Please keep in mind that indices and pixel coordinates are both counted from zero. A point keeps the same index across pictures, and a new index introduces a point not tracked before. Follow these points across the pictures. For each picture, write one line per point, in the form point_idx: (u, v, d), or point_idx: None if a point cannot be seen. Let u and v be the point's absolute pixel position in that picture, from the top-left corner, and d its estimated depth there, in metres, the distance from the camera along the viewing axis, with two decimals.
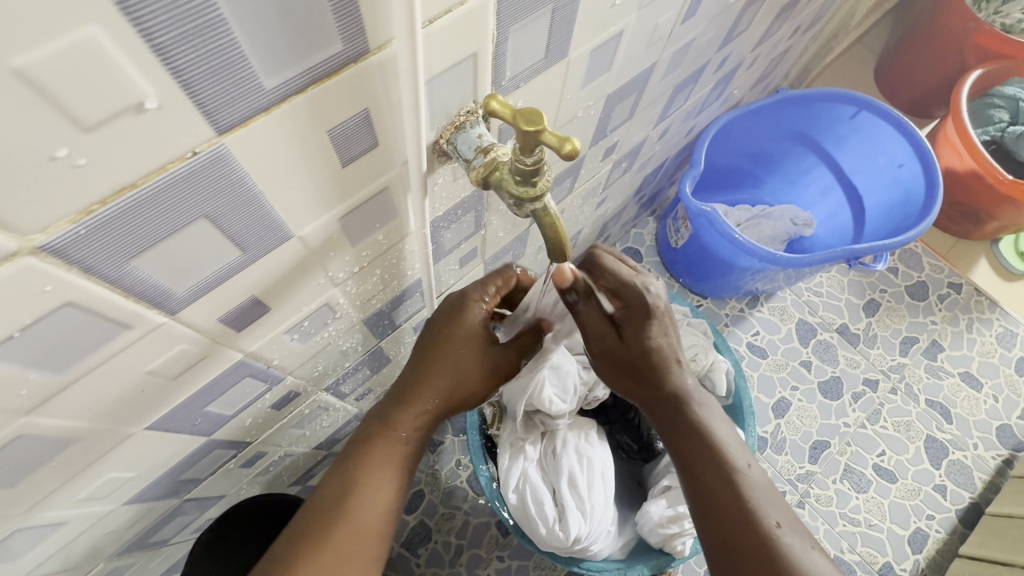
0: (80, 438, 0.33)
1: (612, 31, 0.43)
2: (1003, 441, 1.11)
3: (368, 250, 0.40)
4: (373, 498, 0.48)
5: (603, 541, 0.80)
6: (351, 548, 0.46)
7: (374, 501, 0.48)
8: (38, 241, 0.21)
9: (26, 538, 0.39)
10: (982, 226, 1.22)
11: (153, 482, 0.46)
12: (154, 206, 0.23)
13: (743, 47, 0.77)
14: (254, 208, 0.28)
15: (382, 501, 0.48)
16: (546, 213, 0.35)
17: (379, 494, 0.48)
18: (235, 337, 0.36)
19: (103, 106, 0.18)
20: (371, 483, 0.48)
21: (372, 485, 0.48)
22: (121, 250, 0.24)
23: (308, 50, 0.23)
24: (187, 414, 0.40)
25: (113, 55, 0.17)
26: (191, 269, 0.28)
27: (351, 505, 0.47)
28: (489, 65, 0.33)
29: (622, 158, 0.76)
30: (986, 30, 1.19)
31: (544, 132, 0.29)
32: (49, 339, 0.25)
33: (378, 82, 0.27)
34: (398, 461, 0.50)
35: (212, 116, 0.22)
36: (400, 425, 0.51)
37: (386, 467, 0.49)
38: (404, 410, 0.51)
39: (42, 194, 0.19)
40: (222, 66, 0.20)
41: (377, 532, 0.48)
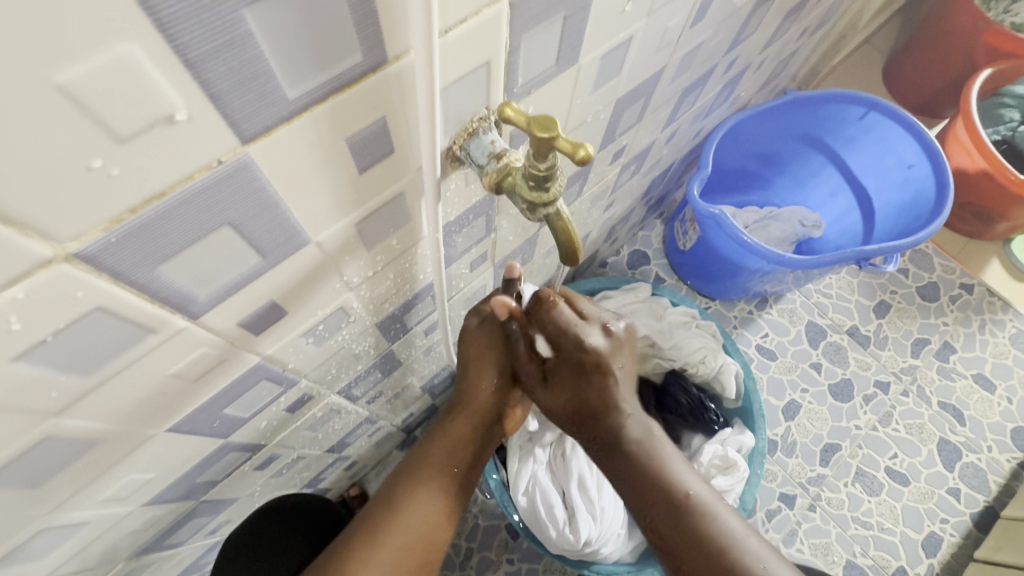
0: (104, 440, 0.34)
1: (621, 37, 0.43)
2: (1017, 444, 1.09)
3: (382, 254, 0.41)
4: (431, 505, 0.55)
5: (614, 544, 0.80)
6: (405, 545, 0.52)
7: (425, 506, 0.54)
8: (72, 248, 0.21)
9: (49, 538, 0.39)
10: (994, 226, 1.22)
11: (171, 484, 0.47)
12: (182, 214, 0.24)
13: (750, 50, 0.77)
14: (274, 214, 0.28)
15: (437, 508, 0.55)
16: (558, 218, 0.36)
17: (430, 499, 0.55)
18: (253, 340, 0.37)
19: (136, 118, 0.19)
20: (424, 486, 0.55)
21: (429, 494, 0.55)
22: (149, 256, 0.24)
23: (329, 61, 0.23)
24: (205, 416, 0.41)
25: (147, 69, 0.18)
26: (213, 274, 0.28)
27: (409, 513, 0.53)
28: (501, 72, 0.34)
29: (630, 161, 0.76)
30: (996, 29, 1.19)
31: (558, 138, 0.30)
32: (77, 343, 0.26)
33: (396, 90, 0.28)
34: (447, 470, 0.57)
35: (238, 127, 0.22)
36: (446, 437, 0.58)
37: (436, 474, 0.56)
38: (453, 422, 0.59)
39: (77, 203, 0.20)
40: (249, 78, 0.21)
41: (427, 534, 0.54)
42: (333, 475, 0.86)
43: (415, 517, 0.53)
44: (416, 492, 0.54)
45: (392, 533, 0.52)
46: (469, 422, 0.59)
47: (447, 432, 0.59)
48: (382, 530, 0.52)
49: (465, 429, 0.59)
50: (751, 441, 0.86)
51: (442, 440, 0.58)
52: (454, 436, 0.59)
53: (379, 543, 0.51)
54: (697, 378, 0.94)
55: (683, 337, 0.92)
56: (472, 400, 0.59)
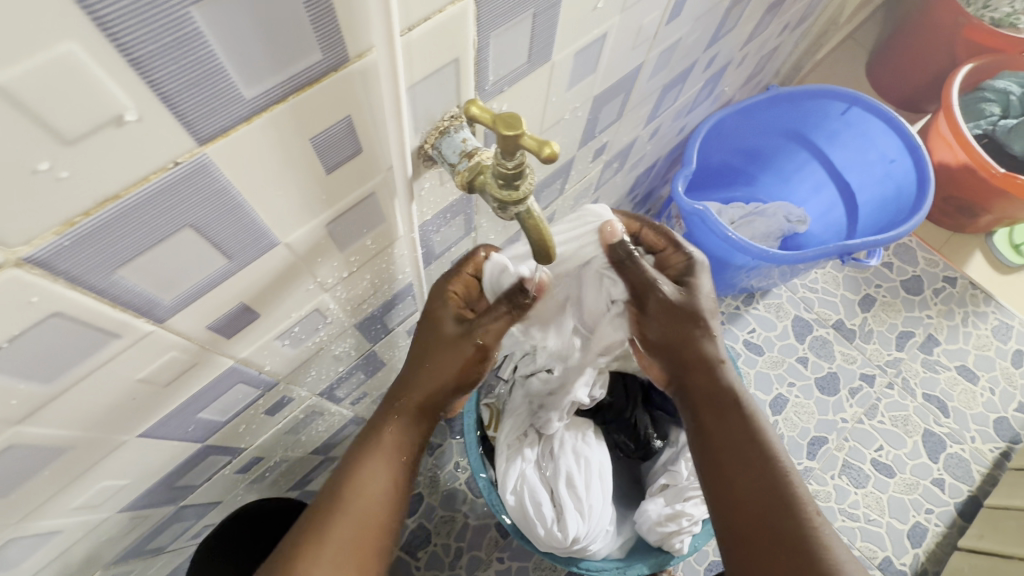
0: (72, 446, 0.34)
1: (596, 34, 0.43)
2: (1000, 433, 1.11)
3: (357, 254, 0.41)
4: (381, 491, 0.49)
5: (602, 541, 0.80)
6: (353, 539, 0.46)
7: (375, 493, 0.48)
8: (22, 253, 0.21)
9: (22, 546, 0.39)
10: (976, 220, 1.23)
11: (149, 490, 0.47)
12: (138, 217, 0.23)
13: (731, 45, 0.77)
14: (238, 216, 0.28)
15: (386, 492, 0.49)
16: (529, 216, 0.35)
17: (380, 485, 0.49)
18: (225, 343, 0.37)
19: (83, 120, 0.19)
20: (371, 475, 0.49)
21: (377, 478, 0.49)
22: (106, 260, 0.24)
23: (288, 60, 0.23)
24: (180, 420, 0.40)
25: (91, 70, 0.18)
26: (177, 278, 0.28)
27: (358, 499, 0.48)
28: (471, 69, 0.33)
29: (613, 158, 0.76)
30: (976, 25, 1.20)
31: (523, 136, 0.29)
32: (36, 350, 0.25)
33: (360, 90, 0.28)
34: (397, 456, 0.51)
35: (193, 127, 0.22)
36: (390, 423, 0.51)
37: (385, 461, 0.50)
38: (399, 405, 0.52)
39: (25, 207, 0.20)
40: (201, 77, 0.21)
41: (379, 524, 0.48)
42: (320, 477, 0.86)
43: (362, 503, 0.48)
44: (363, 477, 0.48)
45: (337, 523, 0.46)
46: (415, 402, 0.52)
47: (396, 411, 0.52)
48: (325, 521, 0.46)
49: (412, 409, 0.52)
50: None
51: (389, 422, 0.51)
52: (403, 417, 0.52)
53: (323, 534, 0.46)
54: None
55: None
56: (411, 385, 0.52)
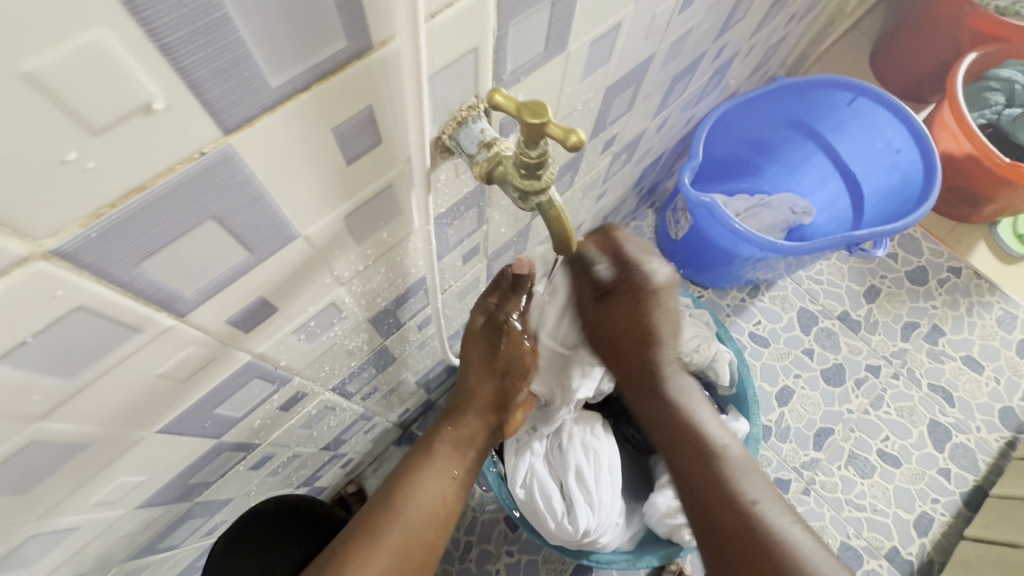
0: (91, 443, 0.33)
1: (611, 23, 0.43)
2: (1006, 423, 1.11)
3: (373, 248, 0.40)
4: (433, 504, 0.54)
5: (612, 533, 0.80)
6: (403, 545, 0.51)
7: (426, 505, 0.54)
8: (49, 245, 0.21)
9: (41, 543, 0.39)
10: (980, 210, 1.23)
11: (165, 486, 0.46)
12: (163, 209, 0.23)
13: (739, 35, 0.77)
14: (260, 208, 0.28)
15: (436, 508, 0.54)
16: (550, 207, 0.35)
17: (430, 496, 0.54)
18: (243, 338, 0.36)
19: (111, 108, 0.18)
20: (425, 485, 0.55)
21: (430, 491, 0.55)
22: (130, 253, 0.24)
23: (313, 48, 0.23)
24: (197, 416, 0.40)
25: (120, 56, 0.17)
26: (199, 271, 0.28)
27: (411, 507, 0.53)
28: (489, 59, 0.33)
29: (621, 151, 0.76)
30: (982, 13, 1.21)
31: (549, 124, 0.29)
32: (58, 344, 0.25)
33: (382, 78, 0.27)
34: (449, 471, 0.57)
35: (219, 117, 0.22)
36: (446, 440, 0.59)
37: (438, 474, 0.56)
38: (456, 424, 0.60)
39: (52, 198, 0.19)
40: (229, 65, 0.20)
41: (425, 534, 0.53)
42: (330, 473, 0.86)
43: (414, 513, 0.53)
44: (417, 489, 0.54)
45: (392, 526, 0.51)
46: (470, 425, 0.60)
47: (449, 434, 0.59)
48: (381, 524, 0.51)
49: (466, 432, 0.60)
50: (745, 427, 0.86)
51: (443, 443, 0.58)
52: (456, 436, 0.59)
53: (379, 535, 0.50)
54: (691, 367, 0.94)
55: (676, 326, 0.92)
56: (473, 403, 0.60)
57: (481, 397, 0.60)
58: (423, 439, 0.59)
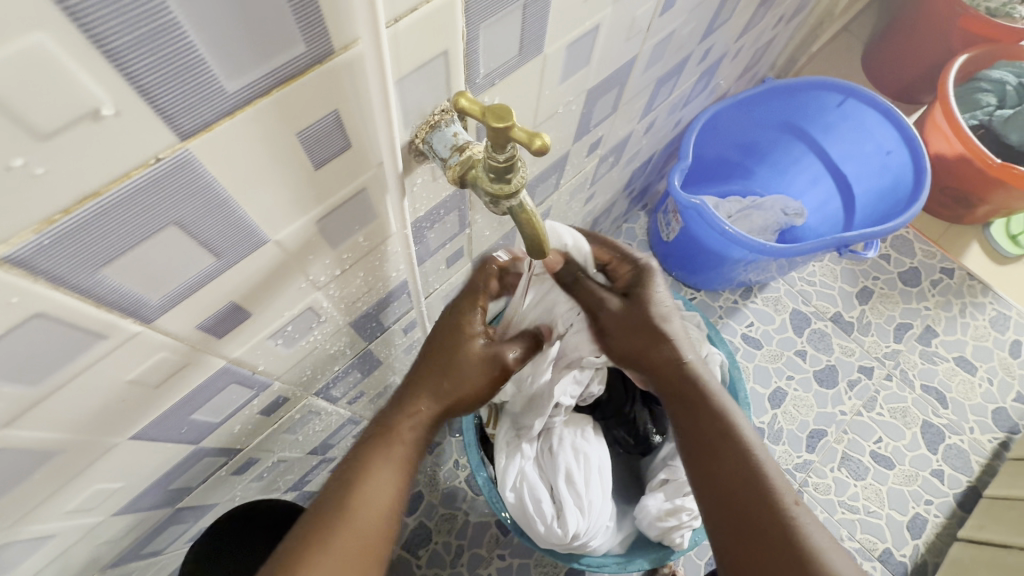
0: (61, 450, 0.33)
1: (588, 26, 0.43)
2: (999, 424, 1.11)
3: (349, 252, 0.40)
4: (390, 498, 0.48)
5: (602, 537, 0.80)
6: (358, 546, 0.46)
7: (382, 500, 0.48)
8: (1, 252, 0.20)
9: (15, 551, 0.38)
10: (972, 210, 1.23)
11: (144, 492, 0.46)
12: (120, 215, 0.23)
13: (726, 37, 0.77)
14: (225, 212, 0.27)
15: (392, 503, 0.48)
16: (522, 211, 0.35)
17: (387, 491, 0.48)
18: (217, 344, 0.36)
19: (57, 115, 0.18)
20: (379, 479, 0.48)
21: (386, 485, 0.48)
22: (89, 259, 0.24)
23: (271, 52, 0.23)
24: (173, 422, 0.40)
25: (63, 61, 0.17)
26: (164, 276, 0.28)
27: (365, 506, 0.47)
28: (461, 63, 0.33)
29: (608, 153, 0.76)
30: (972, 14, 1.20)
31: (514, 128, 0.29)
32: (19, 352, 0.25)
33: (347, 82, 0.27)
34: (406, 463, 0.51)
35: (175, 122, 0.22)
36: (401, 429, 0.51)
37: (394, 466, 0.49)
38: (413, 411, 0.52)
39: (0, 205, 0.19)
40: (182, 70, 0.20)
41: (382, 532, 0.47)
42: (319, 477, 0.85)
43: (370, 510, 0.47)
44: (370, 484, 0.48)
45: (345, 530, 0.45)
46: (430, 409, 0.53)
47: (405, 421, 0.52)
48: (332, 526, 0.45)
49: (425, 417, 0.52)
50: None
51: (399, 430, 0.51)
52: (414, 423, 0.52)
53: (331, 540, 0.45)
54: None
55: None
56: (437, 386, 0.53)
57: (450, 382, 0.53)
58: (375, 427, 0.51)
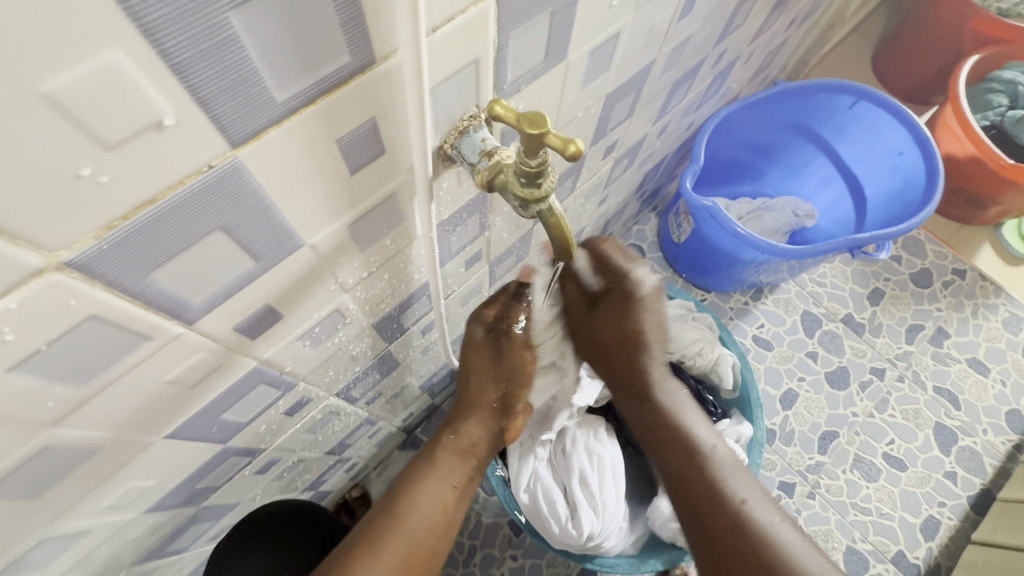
0: (101, 448, 0.34)
1: (610, 32, 0.43)
2: (1012, 426, 1.11)
3: (376, 255, 0.41)
4: (434, 511, 0.55)
5: (616, 538, 0.80)
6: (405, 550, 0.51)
7: (428, 512, 0.54)
8: (63, 257, 0.21)
9: (52, 547, 0.39)
10: (985, 211, 1.22)
11: (172, 491, 0.47)
12: (172, 221, 0.24)
13: (740, 41, 0.77)
14: (266, 218, 0.28)
15: (438, 516, 0.55)
16: (550, 214, 0.36)
17: (431, 504, 0.55)
18: (249, 345, 0.37)
19: (123, 126, 0.19)
20: (425, 491, 0.55)
21: (432, 499, 0.55)
22: (141, 264, 0.24)
23: (318, 63, 0.23)
24: (204, 422, 0.41)
25: (132, 76, 0.18)
26: (207, 279, 0.28)
27: (413, 514, 0.53)
28: (490, 70, 0.34)
29: (622, 156, 0.76)
30: (983, 15, 1.20)
31: (547, 134, 0.30)
32: (71, 353, 0.26)
33: (384, 91, 0.28)
34: (449, 480, 0.57)
35: (228, 131, 0.22)
36: (447, 448, 0.59)
37: (439, 481, 0.56)
38: (457, 432, 0.60)
39: (67, 212, 0.20)
40: (238, 82, 0.21)
41: (426, 540, 0.53)
42: (335, 477, 0.86)
43: (416, 518, 0.53)
44: (418, 496, 0.55)
45: (396, 533, 0.52)
46: (470, 435, 0.60)
47: (450, 444, 0.59)
48: (384, 528, 0.52)
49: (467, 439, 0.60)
50: (749, 431, 0.87)
51: (444, 452, 0.59)
52: (458, 445, 0.60)
53: (380, 539, 0.51)
54: (694, 371, 0.94)
55: (679, 329, 0.92)
56: (473, 414, 0.61)
57: (482, 408, 0.60)
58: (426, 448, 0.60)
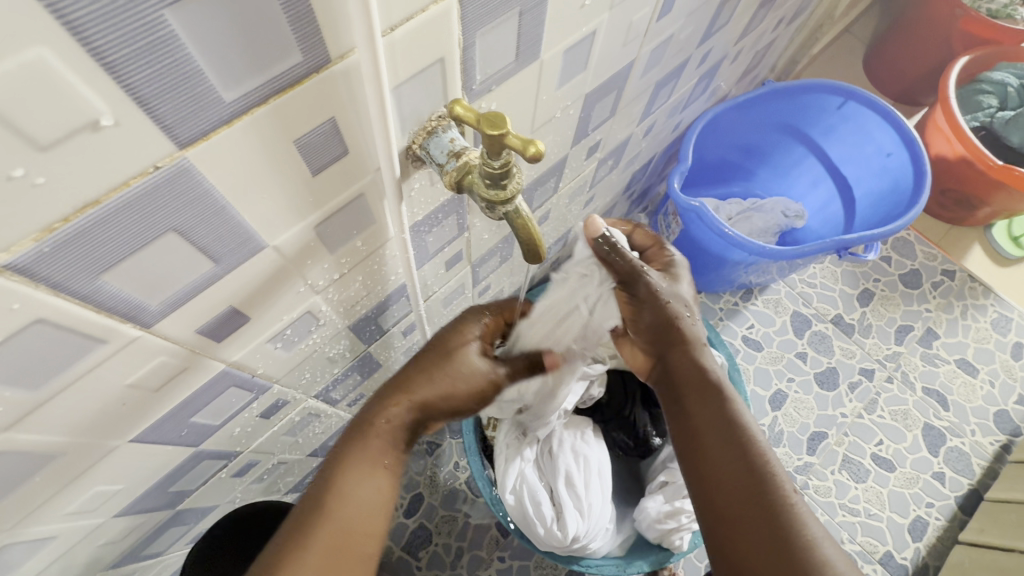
0: (63, 453, 0.33)
1: (585, 31, 0.43)
2: (1000, 426, 1.11)
3: (347, 256, 0.40)
4: (368, 496, 0.48)
5: (602, 539, 0.80)
6: (336, 547, 0.45)
7: (360, 500, 0.47)
8: (1, 259, 0.21)
9: (18, 552, 0.39)
10: (974, 212, 1.22)
11: (144, 494, 0.46)
12: (118, 222, 0.23)
13: (725, 40, 0.77)
14: (223, 219, 0.28)
15: (371, 502, 0.48)
16: (517, 215, 0.35)
17: (363, 490, 0.48)
18: (216, 347, 0.37)
19: (57, 126, 0.19)
20: (356, 478, 0.48)
21: (361, 485, 0.48)
22: (87, 266, 0.24)
23: (268, 61, 0.23)
24: (172, 425, 0.40)
25: (62, 74, 0.18)
26: (163, 281, 0.28)
27: (343, 504, 0.46)
28: (457, 70, 0.33)
29: (607, 156, 0.76)
30: (973, 16, 1.19)
31: (507, 135, 0.29)
32: (21, 357, 0.25)
33: (343, 90, 0.27)
34: (381, 461, 0.49)
35: (173, 132, 0.22)
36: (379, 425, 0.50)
37: (370, 464, 0.49)
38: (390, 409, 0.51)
39: (1, 213, 0.19)
40: (180, 81, 0.21)
41: (360, 531, 0.47)
42: None
43: (347, 508, 0.46)
44: (344, 486, 0.47)
45: (322, 531, 0.45)
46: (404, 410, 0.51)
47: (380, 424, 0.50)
48: (311, 526, 0.45)
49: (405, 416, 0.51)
50: None
51: (373, 432, 0.50)
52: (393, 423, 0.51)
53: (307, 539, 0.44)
54: None
55: None
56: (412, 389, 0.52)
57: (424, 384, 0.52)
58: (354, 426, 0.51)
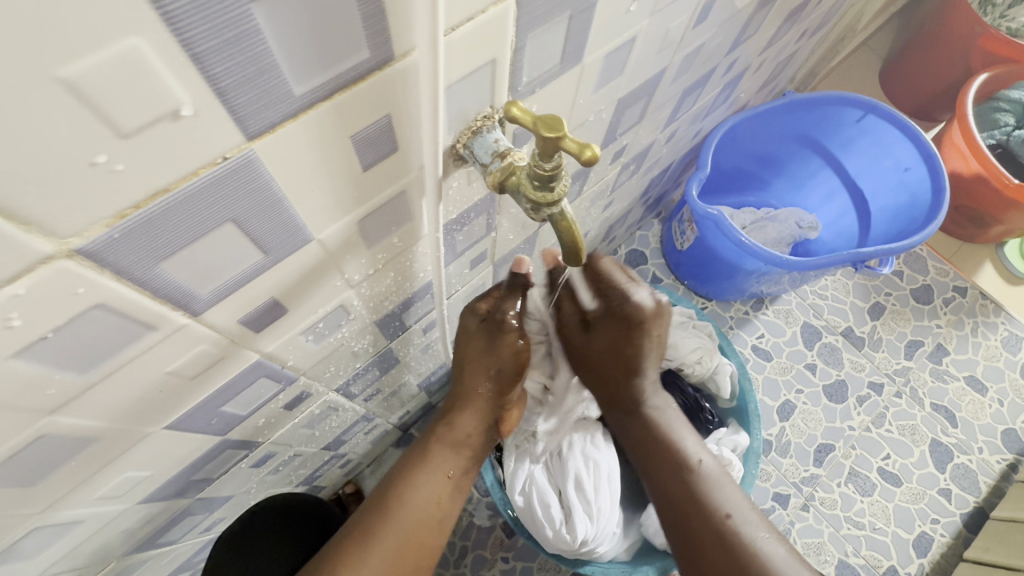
0: (100, 437, 0.34)
1: (625, 37, 0.43)
2: (1008, 445, 1.10)
3: (383, 252, 0.41)
4: (426, 503, 0.56)
5: (609, 543, 0.80)
6: (399, 547, 0.53)
7: (419, 506, 0.56)
8: (74, 244, 0.21)
9: (42, 536, 0.39)
10: (987, 230, 1.22)
11: (170, 479, 0.47)
12: (185, 210, 0.24)
13: (750, 51, 0.77)
14: (277, 211, 0.28)
15: (430, 508, 0.56)
16: (562, 218, 0.36)
17: (424, 498, 0.56)
18: (253, 338, 0.37)
19: (140, 114, 0.19)
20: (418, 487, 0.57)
21: (423, 493, 0.57)
22: (151, 253, 0.24)
23: (337, 57, 0.23)
24: (204, 413, 0.40)
25: (153, 64, 0.18)
26: (216, 269, 0.28)
27: (404, 508, 0.55)
28: (506, 70, 0.33)
29: (629, 161, 0.76)
30: (992, 34, 1.19)
31: (564, 138, 0.30)
32: (77, 340, 0.25)
33: (400, 88, 0.28)
34: (442, 472, 0.59)
35: (244, 123, 0.22)
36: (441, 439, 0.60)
37: (431, 476, 0.58)
38: (451, 424, 0.61)
39: (79, 200, 0.20)
40: (256, 74, 0.21)
41: (420, 535, 0.55)
42: (329, 472, 0.86)
43: (409, 513, 0.55)
44: (410, 491, 0.56)
45: (386, 530, 0.53)
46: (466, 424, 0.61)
47: (445, 434, 0.60)
48: (378, 524, 0.54)
49: (461, 431, 0.60)
50: (746, 440, 0.86)
51: (439, 443, 0.60)
52: (453, 438, 0.60)
53: (374, 534, 0.53)
54: (693, 379, 0.93)
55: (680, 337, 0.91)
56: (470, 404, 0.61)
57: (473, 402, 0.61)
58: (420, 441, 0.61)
